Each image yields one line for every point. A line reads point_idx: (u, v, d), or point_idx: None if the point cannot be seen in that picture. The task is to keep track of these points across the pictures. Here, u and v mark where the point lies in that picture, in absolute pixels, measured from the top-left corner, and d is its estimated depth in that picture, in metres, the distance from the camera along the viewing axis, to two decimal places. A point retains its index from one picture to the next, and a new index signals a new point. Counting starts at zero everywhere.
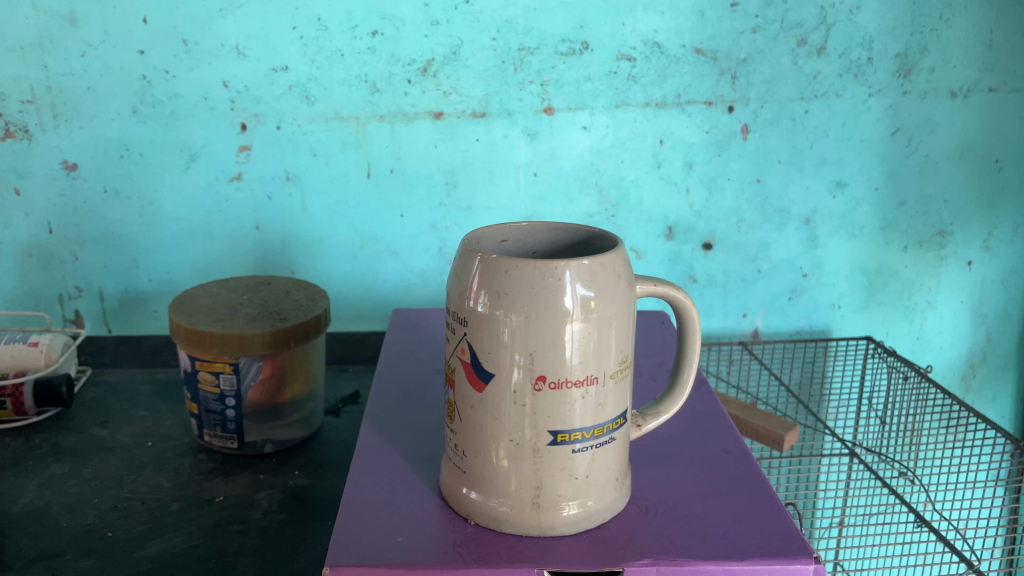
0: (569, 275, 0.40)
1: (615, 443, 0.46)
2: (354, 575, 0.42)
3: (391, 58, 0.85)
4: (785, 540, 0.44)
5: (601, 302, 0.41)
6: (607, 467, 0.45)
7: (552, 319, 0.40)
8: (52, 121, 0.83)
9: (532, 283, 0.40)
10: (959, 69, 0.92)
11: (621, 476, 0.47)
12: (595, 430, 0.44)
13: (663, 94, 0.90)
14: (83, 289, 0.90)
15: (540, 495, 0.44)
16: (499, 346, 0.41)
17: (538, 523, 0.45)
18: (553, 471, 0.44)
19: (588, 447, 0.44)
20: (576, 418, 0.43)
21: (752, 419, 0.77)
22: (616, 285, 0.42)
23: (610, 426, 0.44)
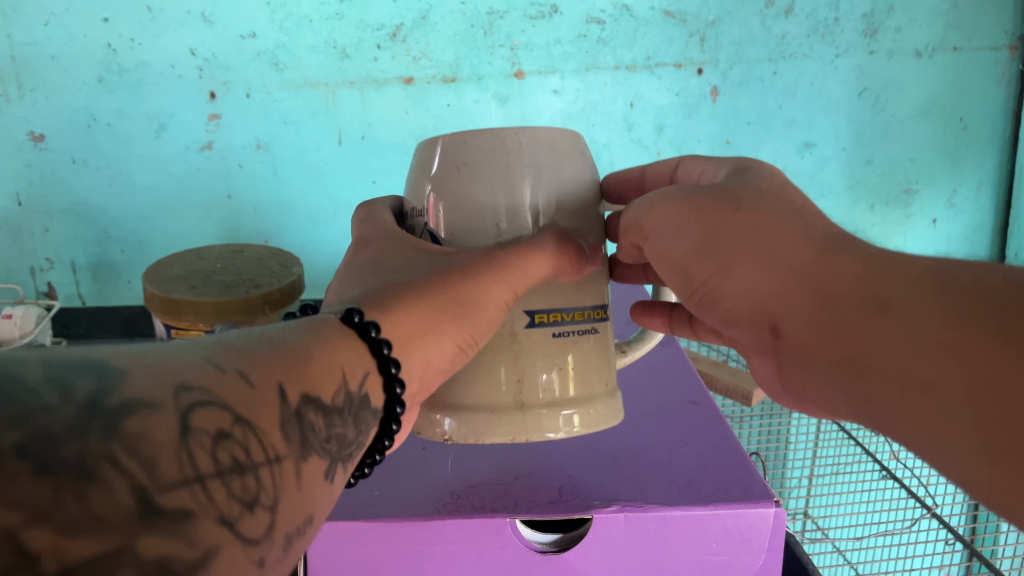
0: (520, 141, 0.44)
1: (599, 336, 0.47)
2: (331, 528, 0.43)
3: (359, 23, 0.84)
4: (745, 485, 0.46)
5: (551, 168, 0.44)
6: (589, 361, 0.46)
7: (508, 182, 0.43)
8: (17, 91, 0.81)
9: (485, 148, 0.43)
10: (924, 28, 0.93)
11: (609, 382, 0.48)
12: (575, 314, 0.46)
13: (632, 58, 0.90)
14: (54, 261, 0.90)
15: (523, 389, 0.44)
16: (461, 216, 0.45)
17: (523, 422, 0.44)
18: (534, 359, 0.44)
19: (566, 333, 0.45)
20: (551, 296, 0.45)
21: (721, 376, 0.80)
22: (570, 157, 0.46)
23: (588, 315, 0.46)
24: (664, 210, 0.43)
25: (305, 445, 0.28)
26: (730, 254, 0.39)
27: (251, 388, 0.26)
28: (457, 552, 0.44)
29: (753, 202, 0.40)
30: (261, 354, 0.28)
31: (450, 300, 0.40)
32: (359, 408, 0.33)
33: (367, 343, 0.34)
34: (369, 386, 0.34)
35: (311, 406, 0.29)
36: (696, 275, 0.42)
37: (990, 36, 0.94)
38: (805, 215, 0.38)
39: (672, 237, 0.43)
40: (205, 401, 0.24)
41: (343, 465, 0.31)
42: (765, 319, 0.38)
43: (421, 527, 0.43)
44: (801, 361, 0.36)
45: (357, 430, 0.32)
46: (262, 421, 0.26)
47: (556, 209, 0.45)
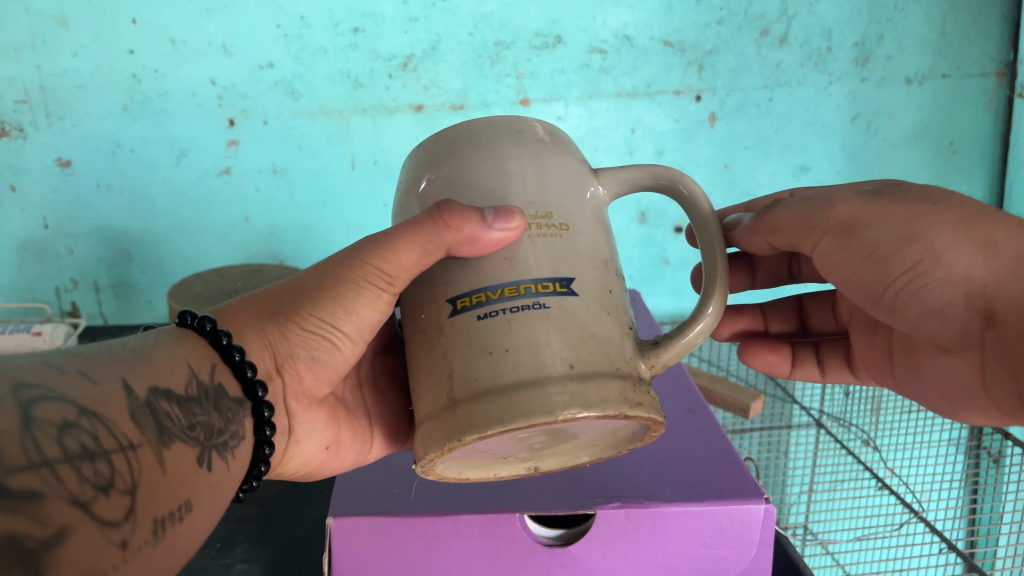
0: (485, 123, 0.44)
1: (548, 311, 0.39)
2: (355, 524, 0.47)
3: (372, 53, 0.88)
4: (739, 482, 0.50)
5: (519, 143, 0.43)
6: (531, 340, 0.39)
7: (458, 159, 0.43)
8: (45, 119, 0.85)
9: (450, 136, 0.44)
10: (914, 57, 0.97)
11: (574, 362, 0.39)
12: (507, 292, 0.40)
13: (633, 85, 0.94)
14: (78, 282, 0.94)
15: (455, 386, 0.40)
16: (427, 202, 0.44)
17: (454, 423, 0.39)
18: (459, 347, 0.40)
19: (495, 312, 0.39)
20: (477, 278, 0.41)
21: (720, 390, 0.83)
22: (524, 138, 0.44)
23: (531, 289, 0.40)
24: (853, 207, 0.46)
25: (164, 431, 0.35)
26: (943, 241, 0.43)
27: (92, 383, 0.33)
28: (473, 545, 0.48)
29: (953, 202, 0.44)
30: (103, 359, 0.36)
31: (295, 297, 0.47)
32: (216, 396, 0.41)
33: (205, 338, 0.43)
34: (220, 376, 0.42)
35: (162, 396, 0.37)
36: (897, 266, 0.45)
37: (978, 63, 0.98)
38: (987, 209, 0.44)
39: (869, 229, 0.45)
40: (47, 398, 0.30)
41: (214, 447, 0.39)
42: (982, 302, 0.44)
43: (439, 522, 0.47)
44: (1019, 339, 0.44)
45: (221, 416, 0.41)
46: (106, 407, 0.33)
47: (532, 183, 0.42)
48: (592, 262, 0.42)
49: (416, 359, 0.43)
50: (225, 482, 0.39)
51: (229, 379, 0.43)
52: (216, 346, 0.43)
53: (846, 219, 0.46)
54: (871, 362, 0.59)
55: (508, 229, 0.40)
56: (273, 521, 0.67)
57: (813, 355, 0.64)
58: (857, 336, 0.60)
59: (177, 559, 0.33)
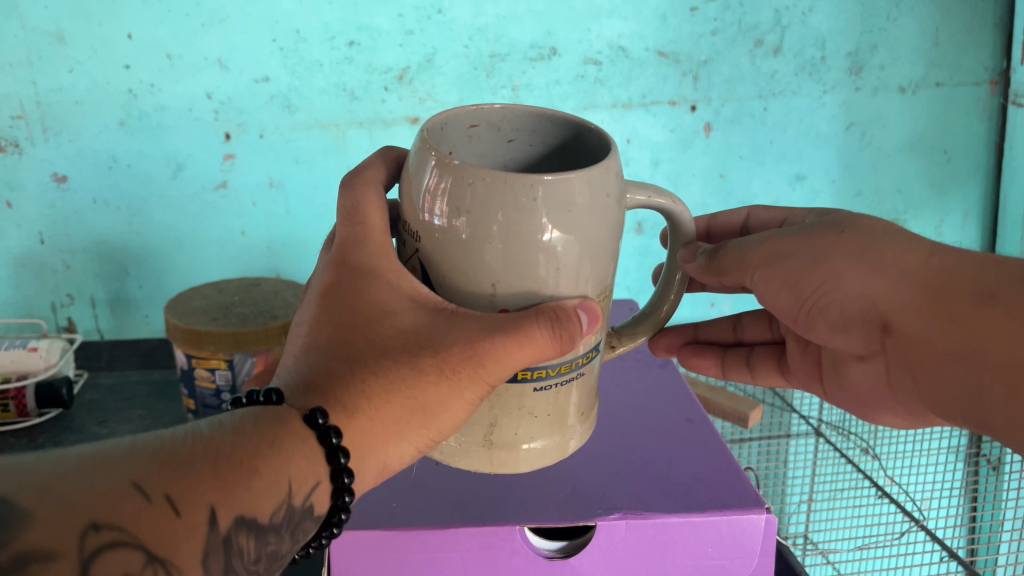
0: (582, 186, 0.39)
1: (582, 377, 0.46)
2: (354, 536, 0.47)
3: (368, 66, 0.88)
4: (740, 493, 0.50)
5: (595, 210, 0.40)
6: (565, 404, 0.46)
7: (535, 234, 0.39)
8: (42, 135, 0.85)
9: (547, 197, 0.38)
10: (907, 66, 0.97)
11: (584, 412, 0.48)
12: (563, 368, 0.44)
13: (629, 96, 0.94)
14: (75, 297, 0.94)
15: (494, 433, 0.45)
16: (498, 270, 0.40)
17: (490, 461, 0.46)
18: (508, 407, 0.44)
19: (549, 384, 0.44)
20: None
21: (719, 399, 0.83)
22: (602, 202, 0.40)
23: (579, 361, 0.45)
24: (778, 241, 0.49)
25: (228, 567, 0.37)
26: (844, 264, 0.47)
27: (174, 519, 0.35)
28: (473, 557, 0.48)
29: (860, 227, 0.47)
30: (197, 479, 0.36)
31: (413, 408, 0.43)
32: (298, 518, 0.40)
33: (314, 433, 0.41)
34: (315, 477, 0.41)
35: (242, 528, 0.38)
36: (806, 287, 0.49)
37: (971, 72, 0.99)
38: (890, 228, 0.47)
39: (787, 260, 0.49)
40: (117, 548, 0.33)
41: (276, 565, 0.40)
42: (874, 313, 0.47)
43: (437, 535, 0.47)
44: (914, 348, 0.46)
45: (292, 536, 0.41)
46: (178, 550, 0.35)
47: (600, 256, 0.42)
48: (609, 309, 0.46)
49: None
50: None
51: (319, 476, 0.41)
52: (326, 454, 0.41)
53: (768, 250, 0.50)
54: (802, 371, 0.62)
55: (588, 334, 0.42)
56: None
57: (745, 360, 0.66)
58: (790, 342, 0.62)
59: None
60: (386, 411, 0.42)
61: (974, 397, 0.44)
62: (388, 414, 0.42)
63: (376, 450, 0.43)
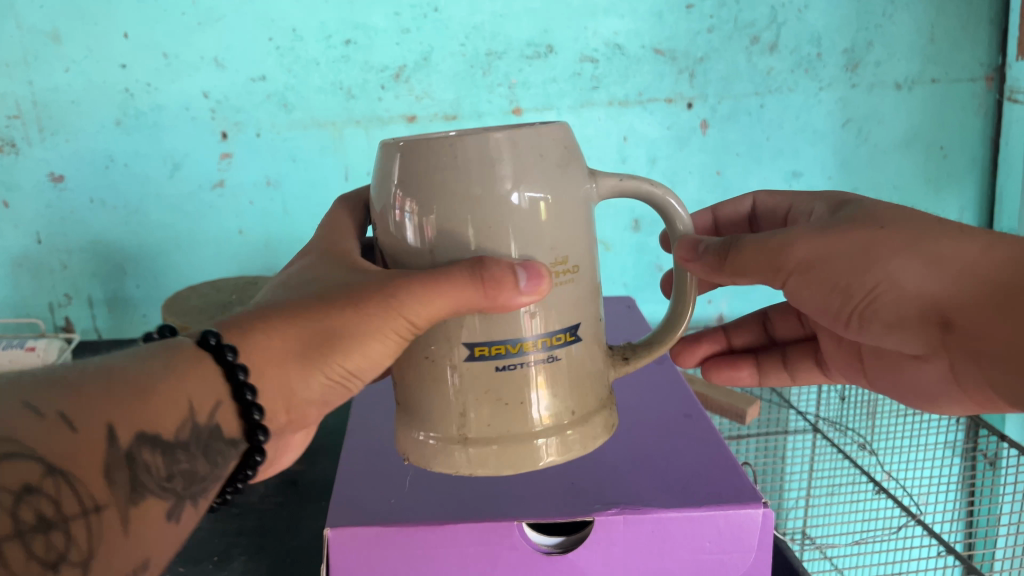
0: (508, 145, 0.39)
1: (557, 364, 0.42)
2: (353, 534, 0.47)
3: (364, 65, 0.88)
4: (738, 488, 0.50)
5: (533, 174, 0.39)
6: (540, 391, 0.42)
7: (464, 195, 0.39)
8: (38, 134, 0.85)
9: (468, 154, 0.38)
10: (903, 62, 0.97)
11: (575, 410, 0.44)
12: (529, 346, 0.41)
13: (625, 94, 0.94)
14: (72, 296, 0.94)
15: (464, 425, 0.42)
16: (437, 240, 0.40)
17: (465, 458, 0.43)
18: (474, 393, 0.41)
19: (514, 365, 0.41)
20: (494, 330, 0.40)
21: (717, 396, 0.83)
22: (538, 163, 0.40)
23: (547, 340, 0.42)
24: (809, 242, 0.46)
25: (137, 485, 0.34)
26: (896, 266, 0.44)
27: (71, 431, 0.32)
28: (472, 553, 0.48)
29: (898, 221, 0.45)
30: (97, 395, 0.34)
31: (319, 336, 0.41)
32: (209, 440, 0.38)
33: (220, 369, 0.39)
34: (220, 416, 0.39)
35: (147, 444, 0.35)
36: (857, 291, 0.46)
37: (967, 68, 0.99)
38: (933, 220, 0.45)
39: (826, 263, 0.46)
40: (15, 458, 0.30)
41: (195, 497, 0.38)
42: (933, 311, 0.45)
43: (435, 531, 0.47)
44: (974, 342, 0.45)
45: (208, 464, 0.38)
46: (80, 463, 0.32)
47: (555, 222, 0.41)
48: (590, 299, 0.43)
49: (408, 385, 0.44)
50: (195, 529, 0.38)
51: (225, 411, 0.39)
52: (229, 378, 0.39)
53: (796, 252, 0.46)
54: (837, 357, 0.62)
55: (536, 294, 0.39)
56: (271, 536, 0.68)
57: (780, 358, 0.66)
58: (824, 337, 0.62)
59: None
60: (281, 331, 0.41)
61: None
62: (291, 341, 0.41)
63: (275, 374, 0.41)
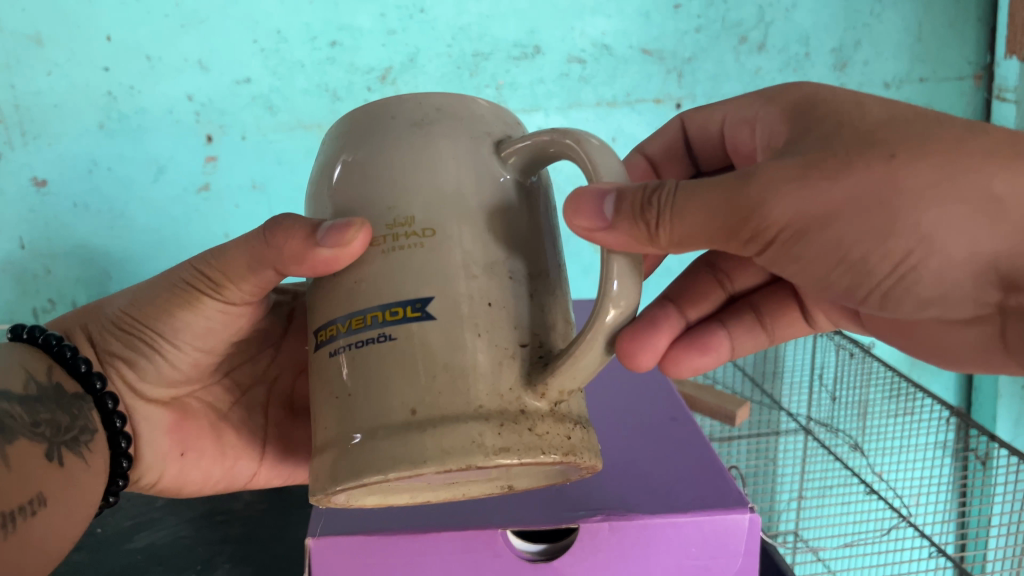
0: (363, 115, 0.40)
1: (391, 344, 0.37)
2: (336, 544, 0.46)
3: (350, 67, 0.88)
4: (723, 493, 0.49)
5: (382, 137, 0.39)
6: (373, 376, 0.37)
7: (328, 166, 0.41)
8: (20, 138, 0.84)
9: (339, 132, 0.41)
10: (890, 61, 0.97)
11: (417, 407, 0.36)
12: (354, 323, 0.38)
13: (613, 94, 0.94)
14: (57, 302, 0.92)
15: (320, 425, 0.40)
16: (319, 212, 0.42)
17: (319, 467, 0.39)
18: (321, 384, 0.39)
19: (345, 347, 0.38)
20: (330, 313, 0.40)
21: (705, 398, 0.83)
22: (386, 126, 0.39)
23: (375, 317, 0.37)
24: (790, 199, 0.36)
25: (6, 430, 0.43)
26: (931, 220, 0.36)
27: None
28: (457, 561, 0.47)
29: (918, 155, 0.36)
30: None
31: (130, 302, 0.51)
32: (57, 395, 0.47)
33: (39, 346, 0.48)
34: (58, 377, 0.47)
35: (1, 397, 0.44)
36: (882, 262, 0.38)
37: (954, 66, 0.99)
38: (961, 145, 0.36)
39: (833, 227, 0.37)
40: None
41: (66, 441, 0.46)
42: (983, 267, 0.37)
43: (420, 540, 0.46)
44: None
45: (66, 412, 0.47)
46: None
47: (401, 186, 0.38)
48: (463, 270, 0.37)
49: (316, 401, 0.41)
50: (81, 471, 0.46)
51: (60, 372, 0.48)
52: (48, 351, 0.48)
53: (773, 210, 0.37)
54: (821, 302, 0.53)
55: (342, 249, 0.37)
56: (256, 542, 0.68)
57: (756, 318, 0.55)
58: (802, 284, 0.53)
59: (30, 542, 0.41)
60: (108, 301, 0.52)
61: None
62: (103, 308, 0.52)
63: (88, 333, 0.51)
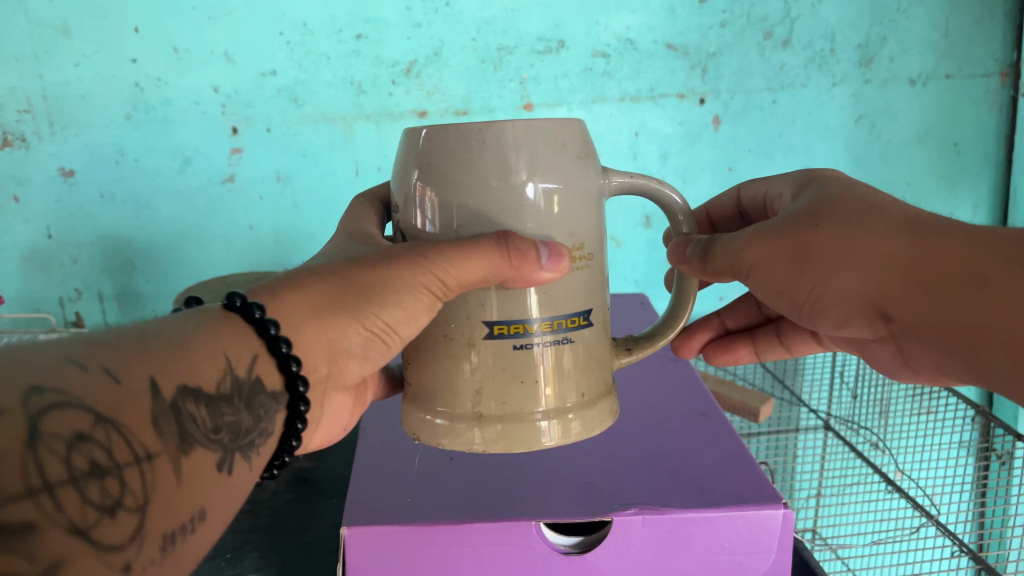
0: (532, 132, 0.40)
1: (573, 347, 0.43)
2: (371, 534, 0.47)
3: (375, 60, 0.88)
4: (755, 489, 0.50)
5: (553, 162, 0.41)
6: (557, 368, 0.43)
7: (490, 175, 0.40)
8: (48, 129, 0.85)
9: (496, 137, 0.40)
10: (917, 57, 0.96)
11: (585, 392, 0.45)
12: (544, 325, 0.42)
13: (637, 89, 0.94)
14: (82, 291, 0.92)
15: (482, 401, 0.43)
16: (462, 216, 0.41)
17: (483, 437, 0.43)
18: (494, 368, 0.42)
19: (534, 343, 0.42)
20: (512, 307, 0.42)
21: (730, 394, 0.82)
22: (560, 153, 0.41)
23: (565, 323, 0.43)
24: (744, 250, 0.45)
25: (186, 437, 0.32)
26: (825, 267, 0.42)
27: (114, 383, 0.30)
28: (488, 553, 0.47)
29: (830, 217, 0.42)
30: (125, 348, 0.32)
31: (364, 291, 0.42)
32: (250, 393, 0.37)
33: (250, 326, 0.38)
34: (259, 370, 0.38)
35: (190, 396, 0.33)
36: (798, 297, 0.45)
37: (981, 63, 0.98)
38: (877, 209, 0.41)
39: (765, 269, 0.45)
40: (63, 407, 0.27)
41: (238, 448, 0.36)
42: (875, 310, 0.42)
43: (453, 531, 0.47)
44: (920, 340, 0.41)
45: (248, 411, 0.37)
46: (125, 412, 0.30)
47: (568, 214, 0.42)
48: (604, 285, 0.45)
49: (416, 357, 0.45)
50: (243, 484, 0.37)
51: (263, 364, 0.38)
52: (262, 334, 0.39)
53: (737, 255, 0.45)
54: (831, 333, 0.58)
55: (556, 271, 0.41)
56: (284, 533, 0.68)
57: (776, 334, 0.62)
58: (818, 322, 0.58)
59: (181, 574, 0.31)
60: (323, 285, 0.42)
61: (990, 374, 0.38)
62: (321, 293, 0.41)
63: (317, 329, 0.41)
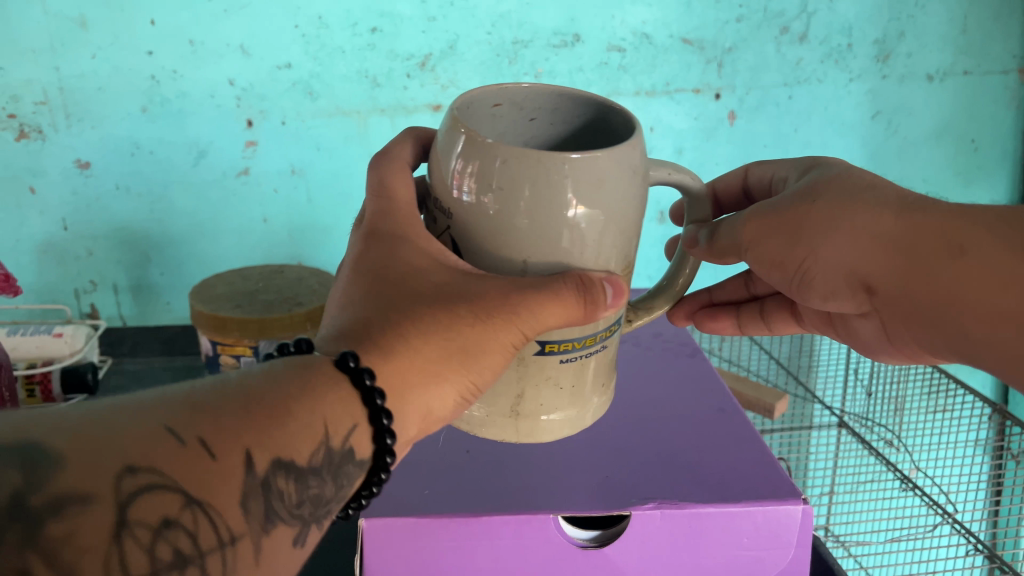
0: (610, 164, 0.39)
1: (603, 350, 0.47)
2: (388, 523, 0.47)
3: (390, 53, 0.88)
4: (774, 486, 0.50)
5: (622, 189, 0.41)
6: (588, 370, 0.47)
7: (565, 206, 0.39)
8: (64, 121, 0.85)
9: (579, 171, 0.39)
10: (935, 54, 0.96)
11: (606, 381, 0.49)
12: (586, 342, 0.45)
13: (652, 83, 0.93)
14: (98, 283, 0.94)
15: (520, 403, 0.47)
16: (527, 241, 0.40)
17: (517, 431, 0.48)
18: (536, 378, 0.46)
19: (574, 356, 0.45)
20: (566, 333, 0.44)
21: (744, 389, 0.82)
22: (628, 180, 0.41)
23: (602, 335, 0.46)
24: (749, 226, 0.48)
25: (268, 513, 0.33)
26: (822, 238, 0.46)
27: (209, 458, 0.31)
28: (506, 546, 0.47)
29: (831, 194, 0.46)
30: (227, 417, 0.33)
31: (460, 350, 0.41)
32: (340, 463, 0.37)
33: (357, 391, 0.38)
34: (354, 437, 0.37)
35: (282, 471, 0.34)
36: (790, 268, 0.48)
37: (999, 60, 0.97)
38: (874, 188, 0.45)
39: (766, 243, 0.48)
40: (154, 489, 0.29)
41: (318, 517, 0.37)
42: (860, 280, 0.46)
43: (471, 523, 0.47)
44: (897, 304, 0.46)
45: (335, 481, 0.37)
46: (213, 495, 0.31)
47: (622, 230, 0.42)
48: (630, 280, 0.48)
49: None
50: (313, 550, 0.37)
51: (359, 432, 0.38)
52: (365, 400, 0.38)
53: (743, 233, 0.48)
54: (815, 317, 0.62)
55: (617, 301, 0.43)
56: None
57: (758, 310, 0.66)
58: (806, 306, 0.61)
59: None
60: (419, 343, 0.40)
61: (955, 332, 0.44)
62: (426, 355, 0.40)
63: (420, 393, 0.40)
